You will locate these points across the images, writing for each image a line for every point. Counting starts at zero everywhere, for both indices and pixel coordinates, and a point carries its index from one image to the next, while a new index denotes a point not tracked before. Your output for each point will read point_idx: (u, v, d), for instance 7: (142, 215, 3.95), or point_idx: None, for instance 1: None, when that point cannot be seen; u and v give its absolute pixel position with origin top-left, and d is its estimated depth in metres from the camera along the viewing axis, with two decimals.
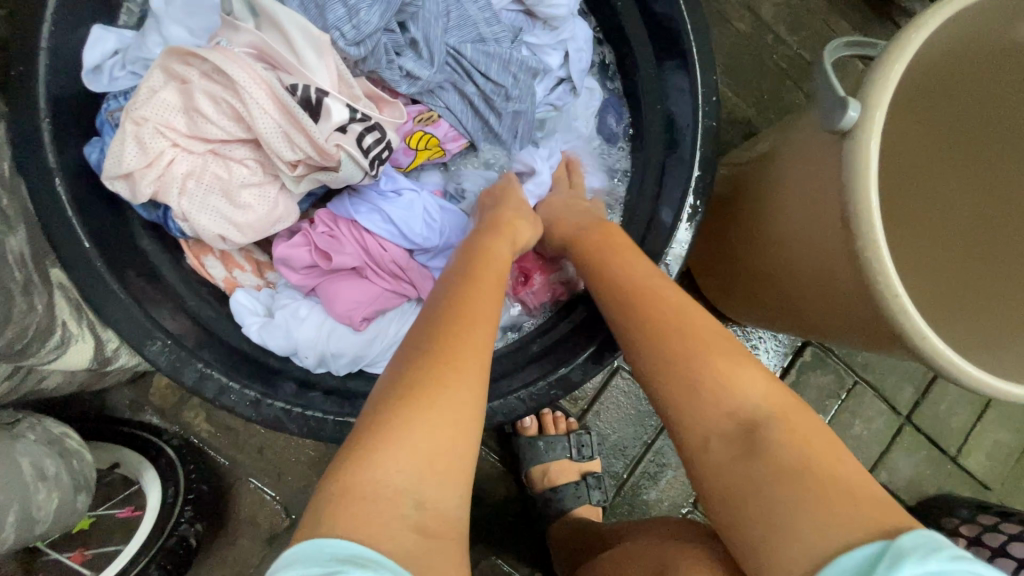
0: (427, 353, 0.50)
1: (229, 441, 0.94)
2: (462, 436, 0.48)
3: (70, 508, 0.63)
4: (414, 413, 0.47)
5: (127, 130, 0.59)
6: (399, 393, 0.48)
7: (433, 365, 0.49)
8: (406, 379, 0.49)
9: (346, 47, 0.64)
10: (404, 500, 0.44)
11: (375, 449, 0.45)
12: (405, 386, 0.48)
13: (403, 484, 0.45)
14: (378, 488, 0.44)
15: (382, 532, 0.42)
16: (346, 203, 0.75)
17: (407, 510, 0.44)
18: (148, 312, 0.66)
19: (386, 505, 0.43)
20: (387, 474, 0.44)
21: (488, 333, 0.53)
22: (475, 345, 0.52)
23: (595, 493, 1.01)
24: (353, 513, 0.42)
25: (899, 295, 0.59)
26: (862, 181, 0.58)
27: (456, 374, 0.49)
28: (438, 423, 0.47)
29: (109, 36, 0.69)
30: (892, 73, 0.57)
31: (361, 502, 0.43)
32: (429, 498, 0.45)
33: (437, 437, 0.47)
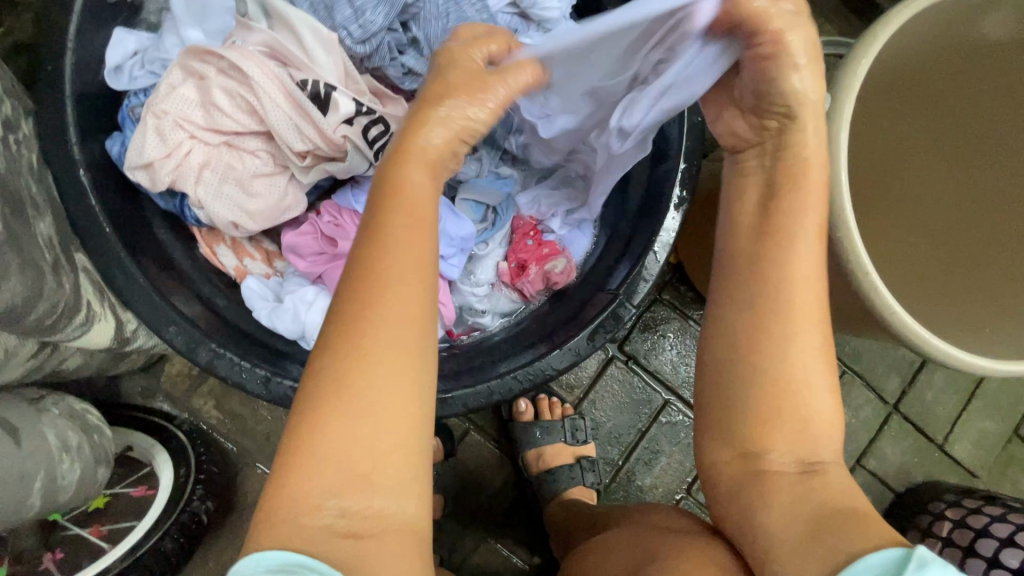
0: (330, 364, 0.48)
1: (238, 427, 0.98)
2: (376, 443, 0.48)
3: (91, 480, 0.67)
4: (318, 429, 0.48)
5: (148, 123, 0.64)
6: (307, 412, 0.48)
7: (330, 375, 0.48)
8: (309, 392, 0.49)
9: (353, 46, 0.69)
10: (326, 510, 0.48)
11: (295, 469, 0.48)
12: (308, 402, 0.48)
13: (323, 498, 0.48)
14: (299, 502, 0.47)
15: (308, 536, 0.47)
16: (352, 193, 0.79)
17: (331, 514, 0.48)
18: (164, 296, 0.70)
19: (307, 517, 0.47)
20: (304, 488, 0.47)
21: (393, 332, 0.48)
22: (371, 346, 0.48)
23: (588, 475, 1.05)
24: (277, 527, 0.47)
25: (870, 274, 0.63)
26: (835, 168, 0.63)
27: (354, 385, 0.48)
28: (345, 436, 0.48)
29: (129, 37, 0.74)
30: (860, 68, 0.62)
31: (284, 519, 0.47)
32: (356, 504, 0.48)
33: (349, 449, 0.48)
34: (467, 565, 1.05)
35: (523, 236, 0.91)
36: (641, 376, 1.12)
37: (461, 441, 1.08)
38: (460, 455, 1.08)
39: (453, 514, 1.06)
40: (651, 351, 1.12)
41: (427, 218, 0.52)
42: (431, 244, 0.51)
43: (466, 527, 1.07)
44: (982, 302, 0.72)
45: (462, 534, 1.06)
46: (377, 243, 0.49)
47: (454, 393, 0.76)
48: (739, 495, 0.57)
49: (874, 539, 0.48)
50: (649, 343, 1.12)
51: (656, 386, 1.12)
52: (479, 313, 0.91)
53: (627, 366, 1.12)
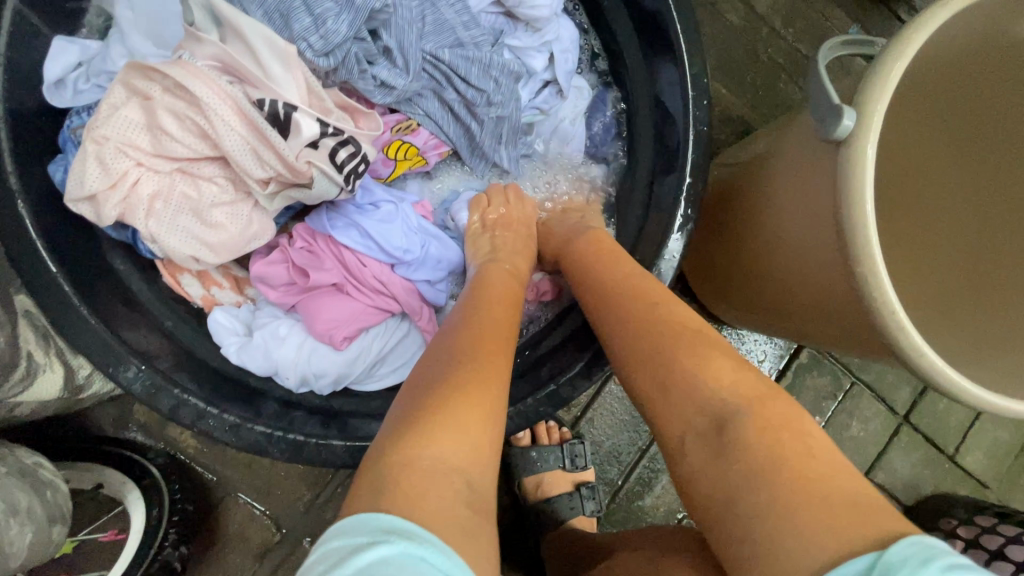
0: (466, 346, 0.54)
1: (216, 456, 0.92)
2: (498, 428, 0.50)
3: (44, 541, 0.61)
4: (461, 399, 0.49)
5: (88, 151, 0.57)
6: (445, 379, 0.51)
7: (473, 357, 0.53)
8: (448, 364, 0.52)
9: (315, 58, 0.62)
10: (456, 479, 0.45)
11: (431, 430, 0.46)
12: (446, 375, 0.51)
13: (457, 463, 0.46)
14: (435, 463, 0.45)
15: (443, 504, 0.42)
16: (328, 216, 0.72)
17: (457, 488, 0.44)
18: (120, 336, 0.64)
19: (442, 479, 0.44)
20: (443, 449, 0.46)
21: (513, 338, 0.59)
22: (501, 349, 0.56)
23: (589, 503, 0.99)
24: (414, 484, 0.43)
25: (895, 309, 0.56)
26: (858, 194, 0.56)
27: (483, 367, 0.52)
28: (481, 411, 0.49)
29: (72, 47, 0.65)
30: (890, 79, 0.54)
31: (420, 479, 0.43)
32: (476, 482, 0.46)
33: (480, 424, 0.49)
34: None
35: None
36: None
37: None
38: None
39: None
40: None
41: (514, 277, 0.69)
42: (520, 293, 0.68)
43: None
44: (1004, 324, 0.64)
45: None
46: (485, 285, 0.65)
47: None
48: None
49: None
50: None
51: None
52: None
53: None
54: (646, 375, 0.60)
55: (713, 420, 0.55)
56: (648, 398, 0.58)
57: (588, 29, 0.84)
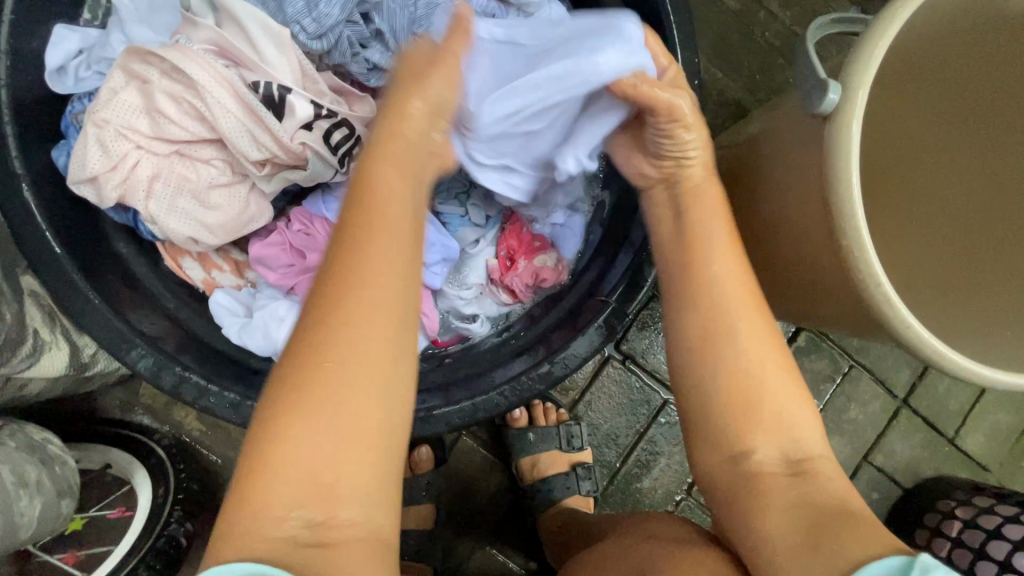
0: (291, 371, 0.46)
1: (220, 438, 0.94)
2: (346, 446, 0.46)
3: (53, 514, 0.64)
4: (286, 435, 0.45)
5: (88, 134, 0.59)
6: (268, 418, 0.46)
7: (296, 386, 0.46)
8: (276, 397, 0.46)
9: (308, 41, 0.63)
10: (290, 520, 0.44)
11: (257, 479, 0.45)
12: (270, 415, 0.46)
13: (287, 508, 0.44)
14: (263, 512, 0.44)
15: (270, 547, 0.43)
16: (324, 199, 0.74)
17: (291, 529, 0.44)
18: (124, 317, 0.65)
19: (271, 526, 0.44)
20: (269, 497, 0.44)
21: (354, 342, 0.47)
22: (341, 349, 0.47)
23: (585, 483, 1.01)
24: (239, 541, 0.43)
25: (881, 282, 0.57)
26: (845, 168, 0.56)
27: (300, 402, 0.45)
28: (312, 439, 0.45)
29: (72, 35, 0.67)
30: (876, 52, 0.55)
31: (245, 532, 0.43)
32: (319, 514, 0.45)
33: (316, 452, 0.45)
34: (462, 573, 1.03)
35: (514, 229, 0.84)
36: (640, 376, 1.08)
37: (453, 446, 1.05)
38: (452, 462, 1.05)
39: (449, 521, 1.04)
40: (649, 349, 1.08)
41: (398, 229, 0.51)
42: (393, 252, 0.50)
43: (460, 533, 1.04)
44: (993, 302, 0.65)
45: (455, 541, 1.04)
46: (351, 242, 0.49)
47: (438, 411, 0.72)
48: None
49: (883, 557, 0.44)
50: (647, 341, 1.07)
51: (654, 386, 1.08)
52: (467, 317, 0.85)
53: (624, 365, 1.08)
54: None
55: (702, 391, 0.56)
56: None
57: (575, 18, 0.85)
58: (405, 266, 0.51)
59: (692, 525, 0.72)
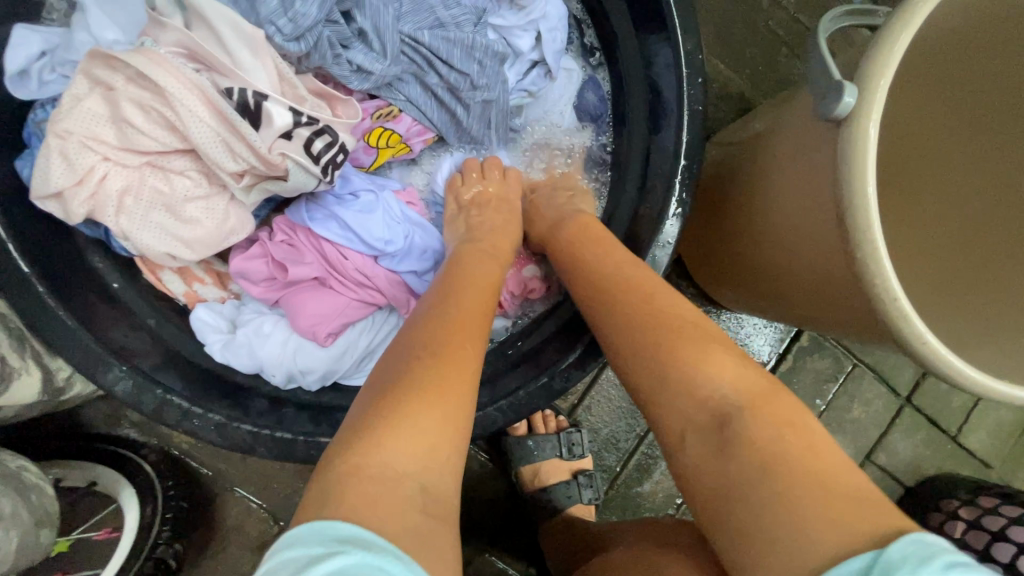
0: (427, 346, 0.51)
1: (211, 452, 0.91)
2: (462, 418, 0.49)
3: (31, 545, 0.61)
4: (424, 394, 0.48)
5: (50, 146, 0.54)
6: (398, 383, 0.48)
7: (430, 357, 0.50)
8: (400, 370, 0.50)
9: (285, 43, 0.58)
10: (407, 484, 0.44)
11: (382, 437, 0.45)
12: (398, 381, 0.49)
13: (408, 469, 0.45)
14: (384, 470, 0.44)
15: (388, 510, 0.42)
16: (307, 208, 0.70)
17: (411, 491, 0.44)
18: (99, 338, 0.62)
19: (392, 486, 0.43)
20: (393, 456, 0.45)
21: (480, 336, 0.55)
22: (466, 346, 0.53)
23: (587, 492, 0.99)
24: (349, 501, 0.41)
25: (898, 297, 0.54)
26: (859, 176, 0.53)
27: (436, 369, 0.49)
28: (440, 410, 0.48)
29: (34, 36, 0.62)
30: (894, 49, 0.51)
31: (367, 483, 0.43)
32: (432, 485, 0.46)
33: (443, 418, 0.47)
34: None
35: None
36: None
37: None
38: None
39: None
40: None
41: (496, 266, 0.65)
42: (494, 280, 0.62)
43: (460, 541, 1.02)
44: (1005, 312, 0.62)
45: None
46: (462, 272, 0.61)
47: None
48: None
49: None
50: None
51: None
52: None
53: None
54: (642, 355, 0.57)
55: (710, 414, 0.52)
56: (650, 393, 0.55)
57: (581, 18, 0.80)
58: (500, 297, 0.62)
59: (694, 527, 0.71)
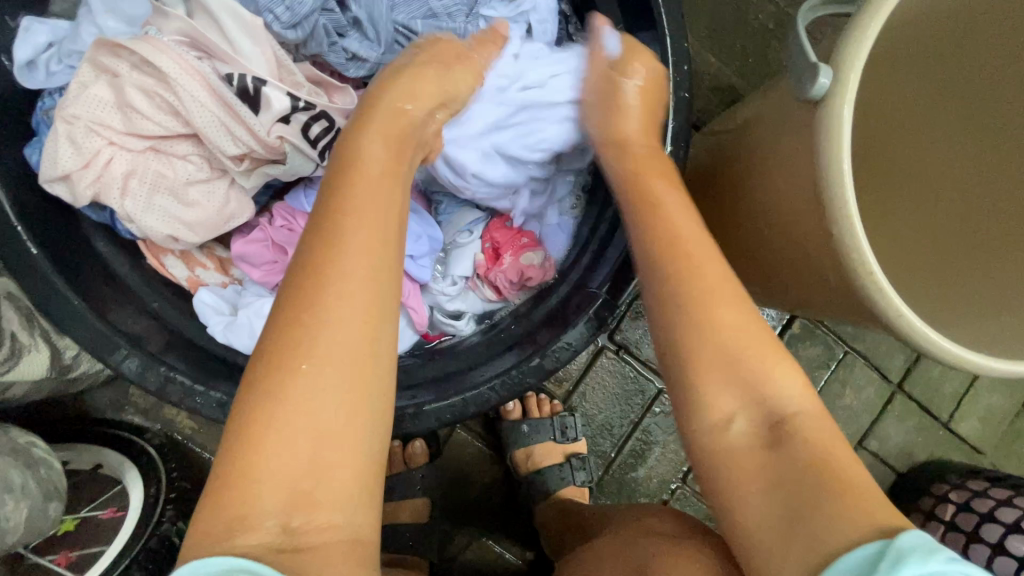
0: (267, 371, 0.46)
1: (213, 436, 0.93)
2: (322, 451, 0.45)
3: (40, 518, 0.63)
4: (263, 436, 0.44)
5: (59, 132, 0.57)
6: (240, 422, 0.45)
7: (270, 389, 0.45)
8: (248, 403, 0.46)
9: (282, 31, 0.62)
10: (269, 519, 0.43)
11: (232, 485, 0.44)
12: (242, 417, 0.45)
13: (263, 513, 0.44)
14: (236, 519, 0.43)
15: (256, 545, 0.42)
16: (306, 194, 0.72)
17: (271, 533, 0.43)
18: (105, 318, 0.64)
19: (248, 532, 0.43)
20: (245, 504, 0.43)
21: (336, 346, 0.46)
22: (317, 350, 0.46)
23: (580, 475, 1.01)
24: (210, 544, 0.42)
25: (875, 272, 0.56)
26: (836, 153, 0.55)
27: (277, 405, 0.45)
28: (294, 437, 0.45)
29: (42, 28, 0.64)
30: (868, 31, 0.53)
31: (221, 535, 0.42)
32: (299, 518, 0.44)
33: (294, 455, 0.44)
34: (459, 563, 1.03)
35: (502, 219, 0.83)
36: (634, 365, 1.07)
37: (447, 439, 1.04)
38: (446, 455, 1.04)
39: (445, 514, 1.03)
40: (642, 339, 1.07)
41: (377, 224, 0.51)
42: (368, 243, 0.50)
43: (456, 524, 1.04)
44: (981, 293, 0.64)
45: (453, 532, 1.03)
46: (330, 231, 0.50)
47: (428, 405, 0.71)
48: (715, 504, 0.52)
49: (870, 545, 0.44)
50: (641, 331, 1.07)
51: (649, 375, 1.08)
52: (452, 314, 0.84)
53: (617, 355, 1.07)
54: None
55: (697, 387, 0.54)
56: None
57: (569, 13, 0.82)
58: (388, 269, 0.51)
59: (687, 518, 0.72)
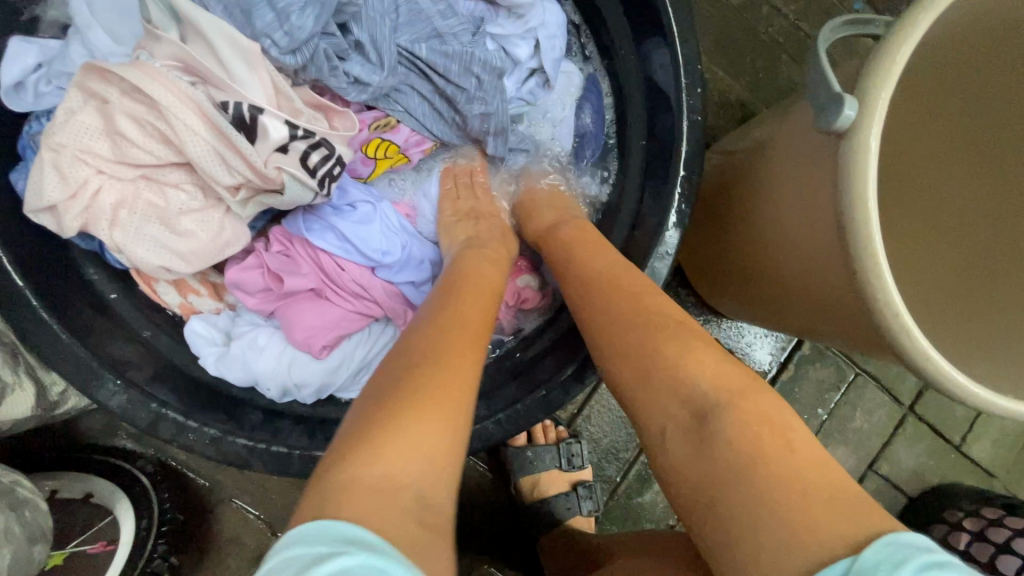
0: (418, 354, 0.50)
1: (207, 463, 0.90)
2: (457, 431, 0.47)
3: (25, 562, 0.60)
4: (414, 403, 0.46)
5: (44, 159, 0.54)
6: (389, 389, 0.47)
7: (423, 366, 0.49)
8: (393, 380, 0.48)
9: (281, 56, 0.59)
10: (406, 489, 0.43)
11: (379, 444, 0.44)
12: (392, 388, 0.47)
13: (405, 477, 0.43)
14: (380, 477, 0.42)
15: (388, 513, 0.41)
16: (304, 220, 0.69)
17: (409, 501, 0.42)
18: (95, 352, 0.61)
19: (390, 494, 0.42)
20: (389, 464, 0.43)
21: (476, 348, 0.53)
22: (462, 349, 0.52)
23: (586, 503, 0.98)
24: (354, 499, 0.40)
25: (900, 312, 0.53)
26: (863, 189, 0.52)
27: (431, 379, 0.48)
28: (431, 416, 0.46)
29: (30, 48, 0.62)
30: (896, 63, 0.51)
31: (366, 489, 0.41)
32: (428, 492, 0.44)
33: (439, 427, 0.46)
34: None
35: None
36: None
37: None
38: None
39: None
40: None
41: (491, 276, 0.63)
42: (488, 286, 0.61)
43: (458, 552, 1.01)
44: (1000, 324, 0.60)
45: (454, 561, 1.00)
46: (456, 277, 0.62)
47: None
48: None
49: None
50: None
51: None
52: None
53: None
54: (632, 369, 0.55)
55: (712, 432, 0.50)
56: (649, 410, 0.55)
57: (579, 24, 0.80)
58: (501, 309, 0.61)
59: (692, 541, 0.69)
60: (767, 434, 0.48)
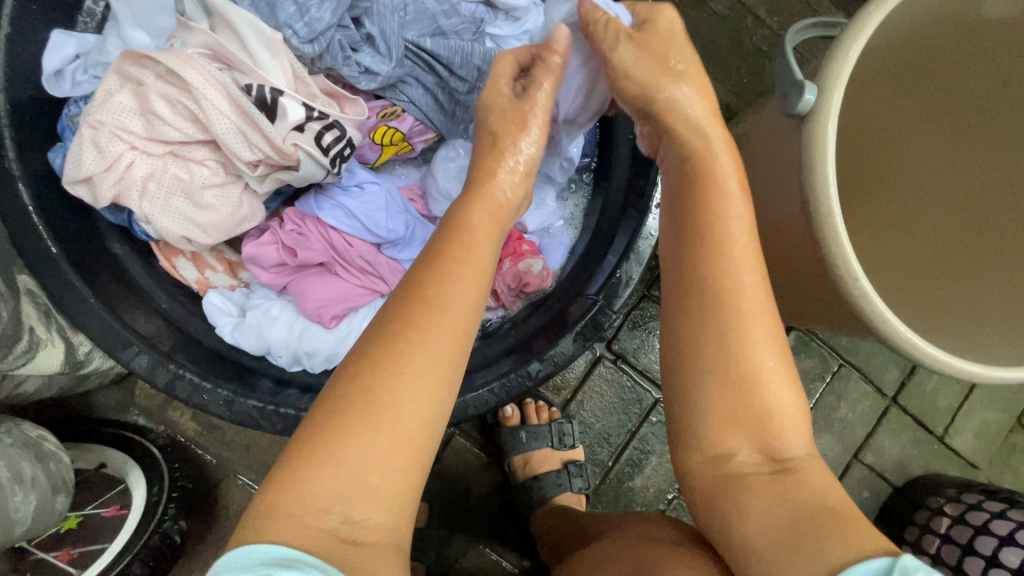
0: (359, 371, 0.48)
1: (216, 438, 0.94)
2: (392, 453, 0.46)
3: (48, 510, 0.65)
4: (341, 431, 0.46)
5: (83, 135, 0.60)
6: (325, 410, 0.47)
7: (359, 386, 0.47)
8: (333, 398, 0.47)
9: (299, 45, 0.65)
10: (330, 512, 0.44)
11: (304, 469, 0.45)
12: (326, 412, 0.46)
13: (330, 501, 0.45)
14: (302, 502, 0.44)
15: (306, 535, 0.43)
16: (316, 199, 0.75)
17: (332, 520, 0.44)
18: (119, 316, 0.67)
19: (313, 519, 0.44)
20: (311, 491, 0.44)
21: (429, 355, 0.48)
22: (408, 361, 0.48)
23: (576, 481, 1.02)
24: (274, 524, 0.43)
25: (860, 279, 0.58)
26: (824, 165, 0.57)
27: (362, 402, 0.46)
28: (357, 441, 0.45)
29: (70, 40, 0.68)
30: (849, 54, 0.57)
31: (285, 517, 0.43)
32: (359, 512, 0.45)
33: (366, 451, 0.45)
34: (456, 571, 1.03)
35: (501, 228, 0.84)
36: (631, 375, 1.09)
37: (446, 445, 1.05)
38: (445, 462, 1.05)
39: (441, 521, 1.04)
40: (640, 348, 1.09)
41: (475, 258, 0.54)
42: (475, 267, 0.53)
43: (454, 531, 1.04)
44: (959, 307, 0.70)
45: (449, 539, 1.04)
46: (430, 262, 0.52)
47: None
48: (714, 500, 0.54)
49: (861, 548, 0.44)
50: (638, 341, 1.09)
51: (645, 384, 1.09)
52: None
53: (615, 365, 1.09)
54: (685, 320, 0.55)
55: (715, 397, 0.54)
56: None
57: None
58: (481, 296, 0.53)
59: (678, 524, 0.72)
60: (748, 402, 0.53)
